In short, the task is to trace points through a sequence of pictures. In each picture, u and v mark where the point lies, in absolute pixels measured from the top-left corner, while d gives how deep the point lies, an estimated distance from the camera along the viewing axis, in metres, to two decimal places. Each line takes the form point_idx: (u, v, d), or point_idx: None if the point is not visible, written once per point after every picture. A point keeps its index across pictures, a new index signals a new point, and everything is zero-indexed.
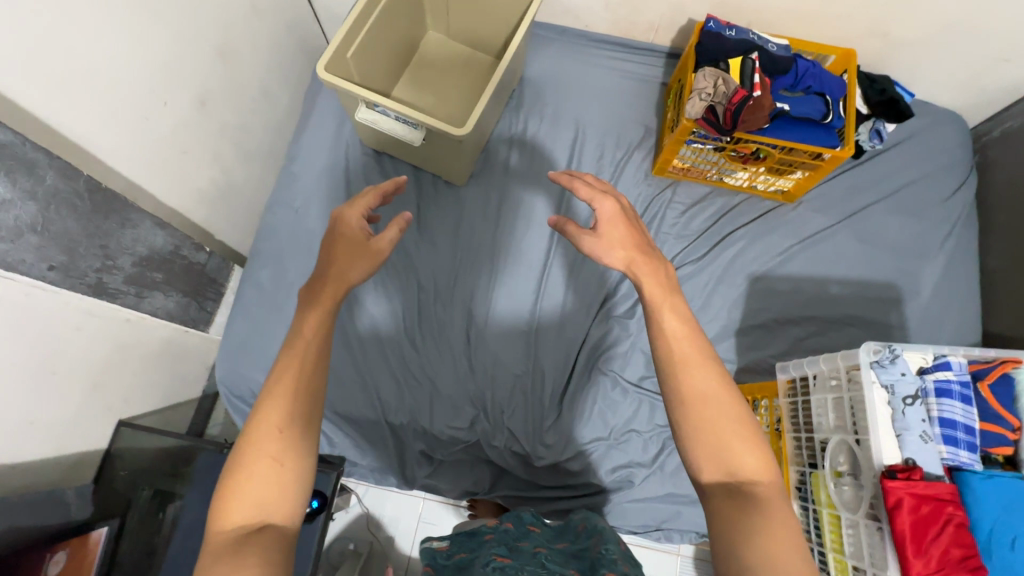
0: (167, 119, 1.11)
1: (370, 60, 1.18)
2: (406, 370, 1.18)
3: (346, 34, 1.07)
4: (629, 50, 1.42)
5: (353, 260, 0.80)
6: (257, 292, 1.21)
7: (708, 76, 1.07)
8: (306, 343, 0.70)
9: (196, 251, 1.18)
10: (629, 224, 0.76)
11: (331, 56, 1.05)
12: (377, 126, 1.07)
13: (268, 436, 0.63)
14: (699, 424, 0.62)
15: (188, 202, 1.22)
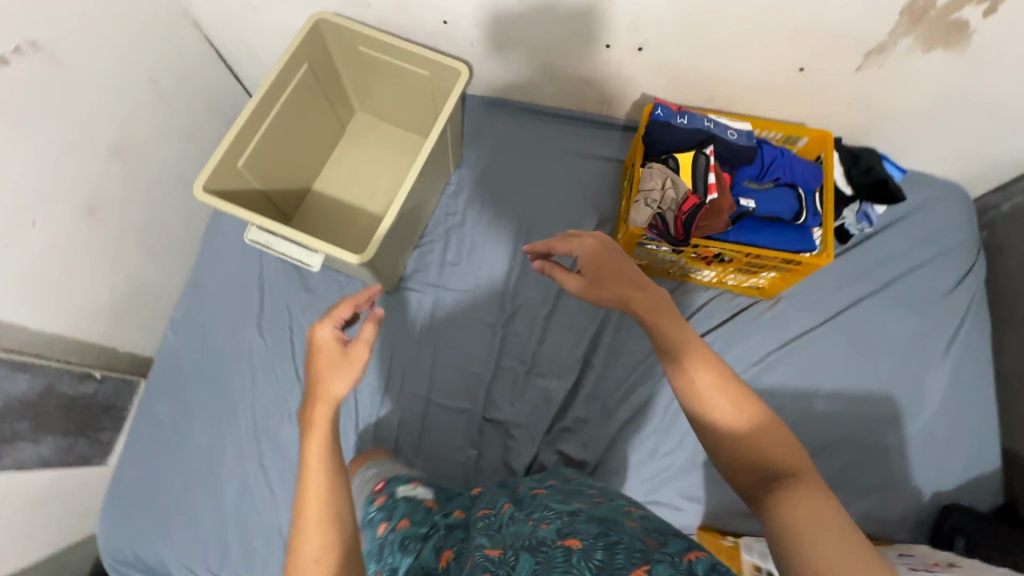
0: (39, 240, 0.96)
1: (273, 160, 1.06)
2: None
3: (233, 143, 0.94)
4: (580, 123, 1.27)
5: (332, 374, 0.71)
6: (157, 431, 1.10)
7: (655, 176, 0.91)
8: (315, 445, 0.69)
9: (80, 383, 1.03)
10: (608, 259, 0.76)
11: (214, 170, 0.92)
12: (270, 248, 0.92)
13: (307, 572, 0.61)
14: (716, 434, 0.61)
15: (78, 323, 1.08)
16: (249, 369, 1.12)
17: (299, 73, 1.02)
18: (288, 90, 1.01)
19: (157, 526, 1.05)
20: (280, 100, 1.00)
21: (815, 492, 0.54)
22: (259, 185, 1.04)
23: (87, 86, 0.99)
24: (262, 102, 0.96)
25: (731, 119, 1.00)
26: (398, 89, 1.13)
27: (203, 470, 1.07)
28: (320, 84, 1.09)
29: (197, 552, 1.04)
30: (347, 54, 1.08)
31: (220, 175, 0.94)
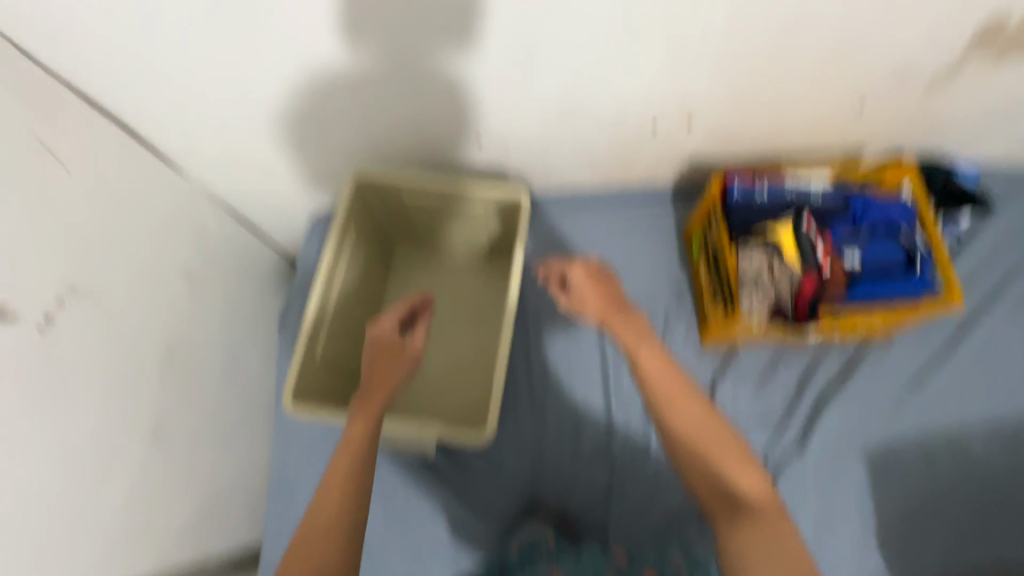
0: (119, 488, 0.88)
1: (345, 329, 1.02)
2: None
3: (304, 350, 0.90)
4: (629, 197, 1.20)
5: (389, 369, 0.81)
6: None
7: (759, 265, 0.90)
8: (360, 425, 0.77)
9: None
10: (602, 290, 0.88)
11: (296, 386, 0.88)
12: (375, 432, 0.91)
13: (324, 499, 0.72)
14: (698, 459, 0.77)
15: (168, 549, 0.99)
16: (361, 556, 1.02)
17: (352, 237, 1.00)
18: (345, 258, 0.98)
19: None
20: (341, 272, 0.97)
21: (773, 528, 0.72)
22: (337, 371, 1.00)
23: (134, 307, 0.93)
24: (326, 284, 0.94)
25: (811, 177, 0.97)
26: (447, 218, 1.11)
27: None
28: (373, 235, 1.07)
29: None
30: (392, 198, 1.06)
31: (305, 375, 0.90)
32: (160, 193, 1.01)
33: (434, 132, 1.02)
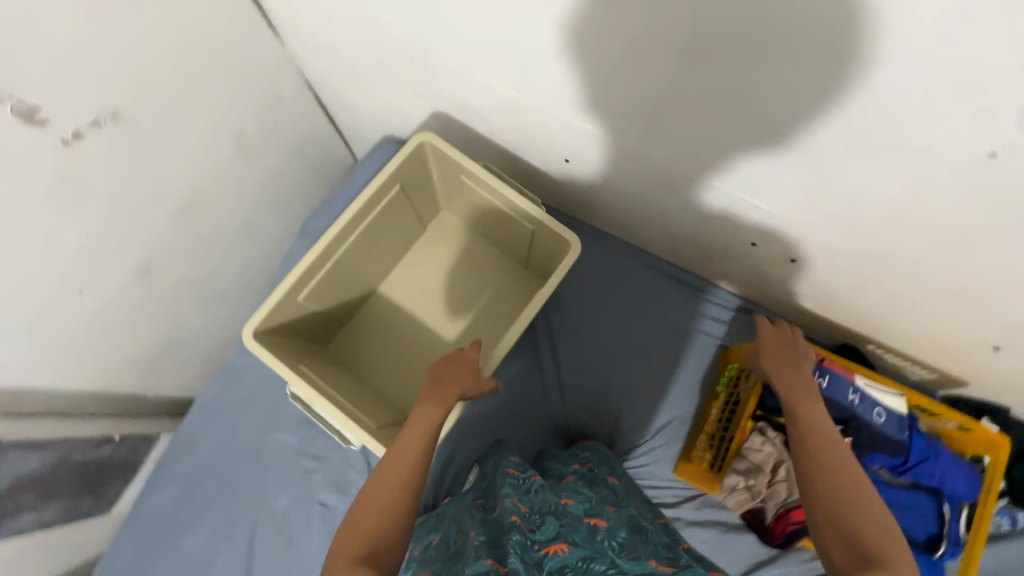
0: (85, 308, 0.90)
1: (343, 281, 1.01)
2: None
3: (293, 283, 0.90)
4: (688, 286, 1.11)
5: (457, 378, 0.79)
6: (153, 522, 1.01)
7: None
8: (408, 438, 0.70)
9: (97, 448, 1.00)
10: (794, 352, 0.75)
11: (267, 313, 0.89)
12: (306, 407, 0.92)
13: (391, 479, 0.65)
14: (835, 460, 0.60)
15: (115, 378, 1.03)
16: (264, 476, 1.02)
17: (388, 197, 0.98)
18: (371, 213, 0.97)
19: None
20: (361, 225, 0.97)
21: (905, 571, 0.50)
22: (316, 310, 0.99)
23: (170, 151, 0.91)
24: (340, 232, 0.93)
25: (884, 390, 0.81)
26: (493, 216, 1.06)
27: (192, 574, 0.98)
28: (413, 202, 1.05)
29: None
30: (447, 174, 1.03)
31: (278, 311, 0.91)
32: (250, 54, 0.97)
33: (528, 131, 0.91)
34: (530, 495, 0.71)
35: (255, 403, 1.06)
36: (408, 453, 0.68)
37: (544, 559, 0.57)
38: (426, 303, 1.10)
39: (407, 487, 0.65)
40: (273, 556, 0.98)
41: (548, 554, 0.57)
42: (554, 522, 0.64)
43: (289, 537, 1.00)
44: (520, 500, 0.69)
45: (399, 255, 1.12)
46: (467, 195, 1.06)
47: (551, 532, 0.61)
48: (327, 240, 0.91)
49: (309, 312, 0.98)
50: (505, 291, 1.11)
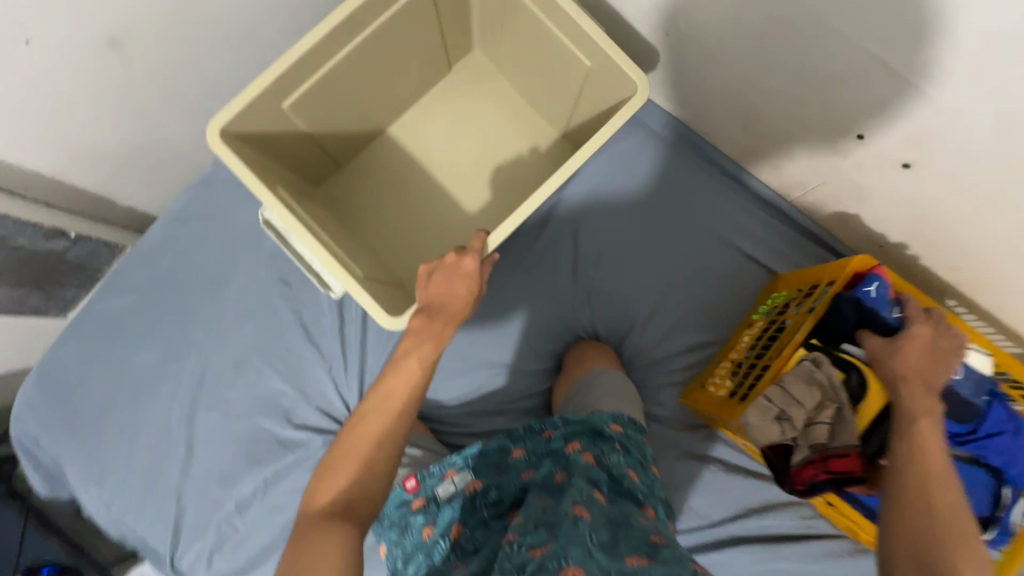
0: (28, 63, 0.74)
1: (340, 102, 0.85)
2: (240, 538, 0.85)
3: (280, 80, 0.74)
4: (753, 192, 0.90)
5: (451, 297, 0.63)
6: (99, 327, 0.90)
7: (814, 379, 0.60)
8: (381, 413, 0.59)
9: (44, 240, 0.88)
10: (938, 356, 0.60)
11: (245, 110, 0.73)
12: (280, 240, 0.78)
13: (358, 448, 0.57)
14: (940, 495, 0.53)
15: (68, 166, 0.89)
16: (221, 310, 0.90)
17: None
18: (388, 13, 0.77)
19: (65, 429, 0.88)
20: (373, 25, 0.77)
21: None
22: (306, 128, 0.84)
23: None
24: (346, 27, 0.75)
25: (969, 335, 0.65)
26: (533, 55, 0.87)
27: (134, 395, 0.89)
28: (440, 16, 0.84)
29: (96, 481, 0.87)
30: None
31: (254, 112, 0.74)
32: None
33: None
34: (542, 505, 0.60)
35: (220, 229, 0.91)
36: (391, 410, 0.59)
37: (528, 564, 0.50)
38: (432, 148, 0.95)
39: (383, 459, 0.57)
40: (225, 391, 0.88)
41: (533, 560, 0.50)
42: (546, 537, 0.54)
43: (244, 372, 0.89)
44: (547, 505, 0.60)
45: (419, 93, 0.94)
46: (507, 21, 0.85)
47: (543, 540, 0.53)
48: (328, 31, 0.72)
49: (292, 125, 0.82)
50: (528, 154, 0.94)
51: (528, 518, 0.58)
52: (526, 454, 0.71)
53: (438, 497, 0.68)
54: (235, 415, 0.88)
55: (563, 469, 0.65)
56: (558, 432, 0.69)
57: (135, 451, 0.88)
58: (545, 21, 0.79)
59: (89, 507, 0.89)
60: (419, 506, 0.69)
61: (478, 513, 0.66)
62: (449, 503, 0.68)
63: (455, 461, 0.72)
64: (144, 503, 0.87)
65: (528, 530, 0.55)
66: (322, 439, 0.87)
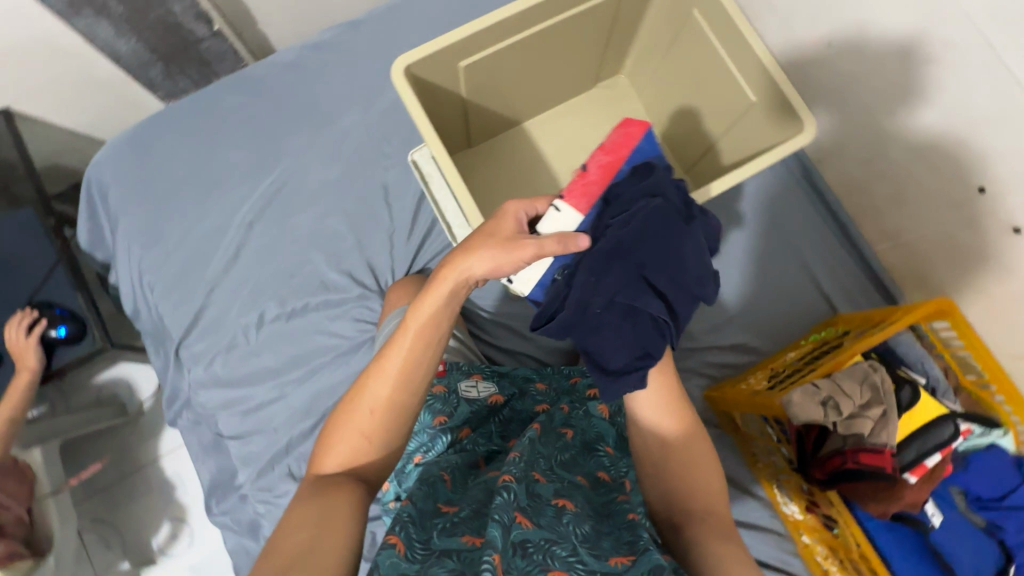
0: None
1: (503, 76, 0.79)
2: (251, 349, 0.86)
3: (476, 35, 0.69)
4: (843, 242, 0.92)
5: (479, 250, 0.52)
6: (205, 113, 0.94)
7: (872, 380, 0.61)
8: (377, 383, 0.53)
9: (194, 20, 0.92)
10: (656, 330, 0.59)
11: (433, 56, 0.68)
12: (423, 184, 0.78)
13: (363, 415, 0.53)
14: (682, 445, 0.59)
15: None
16: (319, 145, 0.93)
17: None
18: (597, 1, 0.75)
19: (133, 188, 0.90)
20: (561, 14, 0.74)
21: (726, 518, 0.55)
22: (465, 96, 0.78)
23: None
24: (546, 9, 0.71)
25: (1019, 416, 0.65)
26: (687, 85, 0.83)
27: (207, 185, 0.91)
28: (614, 25, 0.81)
29: (139, 246, 0.89)
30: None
31: (437, 62, 0.69)
32: None
33: None
34: (534, 447, 0.60)
35: (347, 75, 0.95)
36: (383, 385, 0.53)
37: (512, 524, 0.47)
38: (554, 142, 0.91)
39: (384, 433, 0.53)
40: (292, 215, 0.91)
41: (516, 521, 0.47)
42: (527, 491, 0.53)
43: (316, 206, 0.91)
44: (536, 446, 0.60)
45: (572, 84, 0.89)
46: (677, 45, 0.82)
47: (525, 506, 0.50)
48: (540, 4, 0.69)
49: (458, 91, 0.77)
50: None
51: (523, 454, 0.58)
52: (547, 391, 0.76)
53: (460, 393, 0.71)
54: (291, 240, 0.90)
55: (572, 411, 0.69)
56: (582, 381, 0.76)
57: (187, 234, 0.89)
58: (720, 53, 0.76)
59: (121, 271, 0.91)
60: (439, 393, 0.71)
61: (488, 427, 0.71)
62: (470, 404, 0.71)
63: (483, 369, 0.76)
64: (176, 284, 0.88)
65: (518, 470, 0.55)
66: (361, 293, 0.88)
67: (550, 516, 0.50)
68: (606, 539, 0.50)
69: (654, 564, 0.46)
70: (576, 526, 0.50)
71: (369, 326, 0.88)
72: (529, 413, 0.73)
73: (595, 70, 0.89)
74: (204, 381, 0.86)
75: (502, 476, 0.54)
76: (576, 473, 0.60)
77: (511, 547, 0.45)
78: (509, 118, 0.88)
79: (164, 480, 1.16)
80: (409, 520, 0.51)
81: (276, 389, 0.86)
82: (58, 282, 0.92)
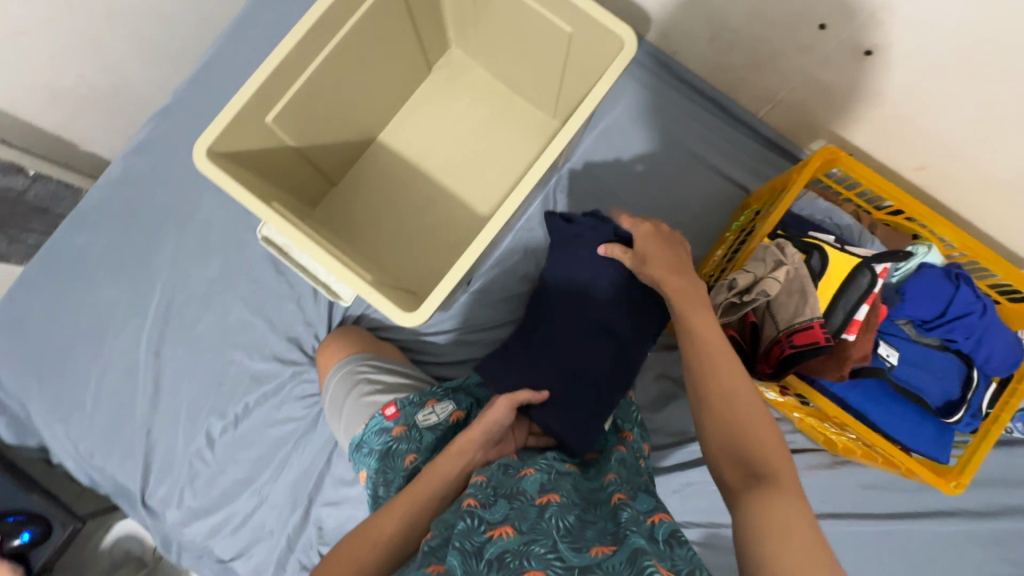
0: None
1: (324, 106, 0.75)
2: (214, 469, 0.84)
3: (266, 83, 0.64)
4: (730, 120, 0.89)
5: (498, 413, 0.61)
6: (63, 265, 0.88)
7: (776, 259, 0.60)
8: (390, 515, 0.54)
9: (3, 176, 0.86)
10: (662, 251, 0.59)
11: (233, 122, 0.64)
12: (284, 254, 0.73)
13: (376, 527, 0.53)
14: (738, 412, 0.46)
15: (23, 103, 0.86)
16: (189, 245, 0.88)
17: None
18: None
19: (27, 366, 0.86)
20: (347, 22, 0.68)
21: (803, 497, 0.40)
22: (295, 142, 0.74)
23: None
24: (326, 25, 0.66)
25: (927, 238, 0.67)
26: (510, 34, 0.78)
27: (98, 331, 0.87)
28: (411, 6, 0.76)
29: (60, 420, 0.86)
30: None
31: (239, 127, 0.65)
32: None
33: None
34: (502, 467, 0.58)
35: (185, 165, 0.89)
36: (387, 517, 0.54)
37: (485, 544, 0.46)
38: (413, 143, 0.86)
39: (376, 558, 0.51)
40: (195, 326, 0.87)
41: (489, 537, 0.46)
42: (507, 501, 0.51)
43: (213, 305, 0.87)
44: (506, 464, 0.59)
45: (406, 82, 0.84)
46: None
47: (504, 516, 0.49)
48: (317, 21, 0.65)
49: (283, 141, 0.72)
50: (514, 138, 0.86)
51: (490, 476, 0.56)
52: None
53: (419, 425, 0.70)
54: (205, 350, 0.86)
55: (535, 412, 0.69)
56: None
57: (101, 387, 0.86)
58: None
59: (57, 450, 0.88)
60: (400, 434, 0.69)
61: None
62: (433, 431, 0.70)
63: (436, 391, 0.75)
64: (113, 442, 0.85)
65: (483, 492, 0.53)
66: (294, 370, 0.86)
67: (530, 521, 0.49)
68: (589, 528, 0.48)
69: (635, 546, 0.45)
70: (558, 521, 0.49)
71: (315, 398, 0.85)
72: None
73: (421, 57, 0.83)
74: (182, 518, 0.84)
75: (465, 501, 0.52)
76: (563, 463, 0.61)
77: (484, 565, 0.44)
78: (359, 141, 0.84)
79: None
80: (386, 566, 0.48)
81: (254, 495, 0.84)
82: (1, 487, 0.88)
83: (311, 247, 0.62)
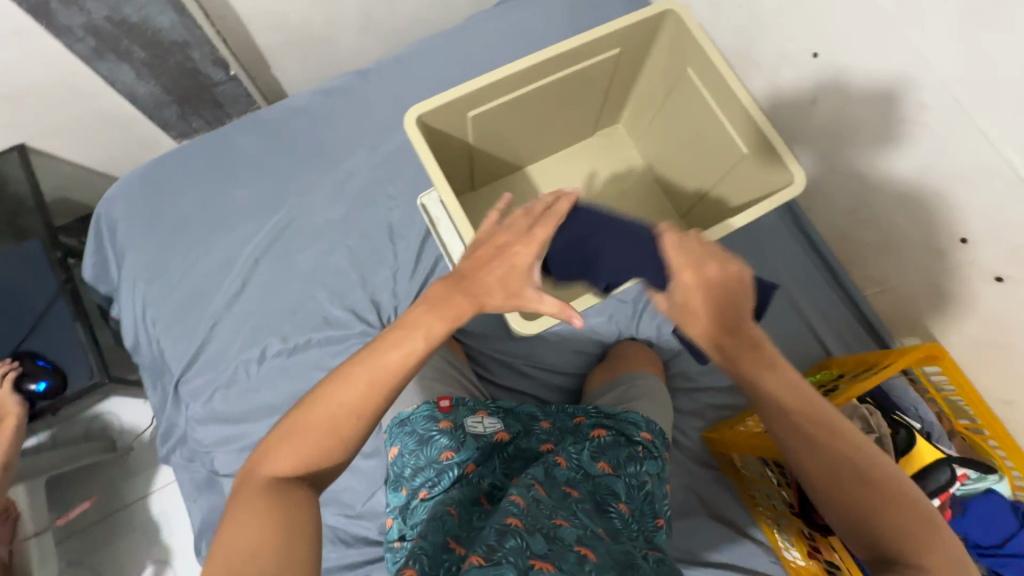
0: None
1: (506, 125, 0.83)
2: (251, 382, 0.87)
3: (482, 88, 0.73)
4: (835, 286, 0.95)
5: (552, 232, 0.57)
6: (218, 153, 0.96)
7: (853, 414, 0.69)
8: (360, 363, 0.47)
9: (212, 65, 0.96)
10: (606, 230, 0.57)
11: (441, 107, 0.73)
12: (431, 227, 0.83)
13: (330, 401, 0.46)
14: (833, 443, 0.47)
15: (258, 18, 0.98)
16: (328, 185, 0.95)
17: (605, 54, 0.79)
18: (597, 60, 0.79)
19: (139, 221, 0.92)
20: (563, 70, 0.78)
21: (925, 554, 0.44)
22: (469, 143, 0.83)
23: None
24: (545, 68, 0.76)
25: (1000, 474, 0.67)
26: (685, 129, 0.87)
27: (214, 219, 0.93)
28: (613, 79, 0.86)
29: (142, 281, 0.91)
30: (674, 57, 0.82)
31: (445, 110, 0.74)
32: None
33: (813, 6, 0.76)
34: (539, 503, 0.59)
35: (358, 121, 0.99)
36: (321, 414, 0.45)
37: (531, 571, 0.49)
38: (555, 186, 0.94)
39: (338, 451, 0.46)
40: (298, 252, 0.92)
41: (535, 567, 0.49)
42: (546, 537, 0.54)
43: (321, 243, 0.93)
44: (540, 497, 0.60)
45: (573, 136, 0.94)
46: (672, 99, 0.86)
47: (546, 553, 0.51)
48: (544, 61, 0.74)
49: (463, 137, 0.81)
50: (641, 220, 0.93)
51: (527, 508, 0.57)
52: (551, 428, 0.75)
53: (466, 428, 0.70)
54: (298, 278, 0.91)
55: (576, 454, 0.68)
56: (587, 421, 0.74)
57: (193, 267, 0.91)
58: (712, 106, 0.80)
59: (126, 305, 0.92)
60: (446, 428, 0.70)
61: (494, 463, 0.68)
62: (477, 440, 0.69)
63: (488, 406, 0.75)
64: (178, 319, 0.89)
65: (526, 519, 0.55)
66: (363, 329, 0.88)
67: (571, 563, 0.51)
68: None
69: None
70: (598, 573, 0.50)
71: None
72: (535, 452, 0.71)
73: (594, 120, 0.93)
74: (201, 417, 0.87)
75: (508, 519, 0.55)
76: (596, 523, 0.59)
77: None
78: (513, 166, 0.92)
79: (141, 520, 1.12)
80: (420, 557, 0.50)
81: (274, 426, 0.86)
82: (58, 313, 0.93)
83: (462, 222, 0.69)
